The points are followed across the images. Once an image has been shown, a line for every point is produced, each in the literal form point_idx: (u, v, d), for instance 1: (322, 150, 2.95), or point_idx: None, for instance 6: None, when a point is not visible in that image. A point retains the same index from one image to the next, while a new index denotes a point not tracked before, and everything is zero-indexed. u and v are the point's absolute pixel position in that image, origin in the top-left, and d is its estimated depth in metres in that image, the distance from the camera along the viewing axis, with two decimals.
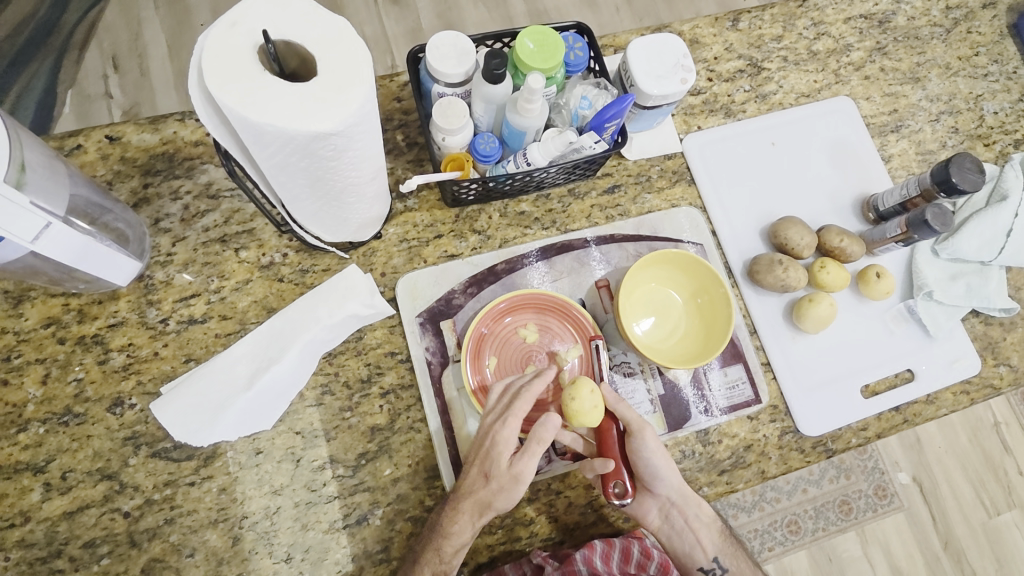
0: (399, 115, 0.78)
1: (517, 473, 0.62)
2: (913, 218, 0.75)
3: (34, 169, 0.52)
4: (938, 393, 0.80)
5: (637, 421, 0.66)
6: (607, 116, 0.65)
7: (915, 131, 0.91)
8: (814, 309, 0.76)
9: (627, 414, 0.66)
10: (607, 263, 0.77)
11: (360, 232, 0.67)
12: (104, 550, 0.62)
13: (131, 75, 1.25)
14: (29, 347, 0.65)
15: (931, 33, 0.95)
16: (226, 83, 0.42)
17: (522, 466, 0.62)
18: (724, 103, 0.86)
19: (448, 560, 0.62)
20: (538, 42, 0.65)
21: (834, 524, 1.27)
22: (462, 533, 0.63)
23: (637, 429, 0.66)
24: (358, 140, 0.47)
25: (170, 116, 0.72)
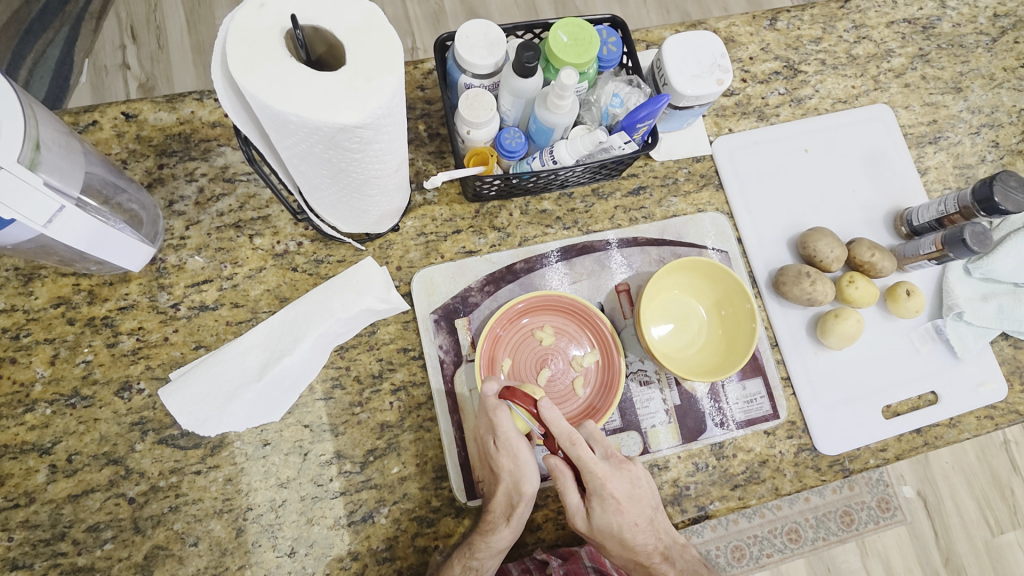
0: (422, 104, 0.76)
1: (517, 468, 0.61)
2: (949, 236, 0.73)
3: (49, 148, 0.50)
4: (961, 417, 0.78)
5: (566, 437, 0.60)
6: (639, 116, 0.63)
7: (954, 144, 0.88)
8: (840, 325, 0.73)
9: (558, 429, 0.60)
10: (628, 267, 0.75)
11: (379, 223, 0.65)
12: (108, 535, 0.61)
13: (148, 48, 1.23)
14: (38, 326, 0.64)
15: (976, 42, 0.91)
16: (251, 68, 0.40)
17: (515, 460, 0.61)
18: (757, 106, 0.83)
19: (483, 562, 0.61)
20: (572, 34, 0.62)
21: (834, 534, 1.25)
22: (505, 536, 0.61)
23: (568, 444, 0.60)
24: (384, 133, 0.45)
25: (188, 96, 0.70)
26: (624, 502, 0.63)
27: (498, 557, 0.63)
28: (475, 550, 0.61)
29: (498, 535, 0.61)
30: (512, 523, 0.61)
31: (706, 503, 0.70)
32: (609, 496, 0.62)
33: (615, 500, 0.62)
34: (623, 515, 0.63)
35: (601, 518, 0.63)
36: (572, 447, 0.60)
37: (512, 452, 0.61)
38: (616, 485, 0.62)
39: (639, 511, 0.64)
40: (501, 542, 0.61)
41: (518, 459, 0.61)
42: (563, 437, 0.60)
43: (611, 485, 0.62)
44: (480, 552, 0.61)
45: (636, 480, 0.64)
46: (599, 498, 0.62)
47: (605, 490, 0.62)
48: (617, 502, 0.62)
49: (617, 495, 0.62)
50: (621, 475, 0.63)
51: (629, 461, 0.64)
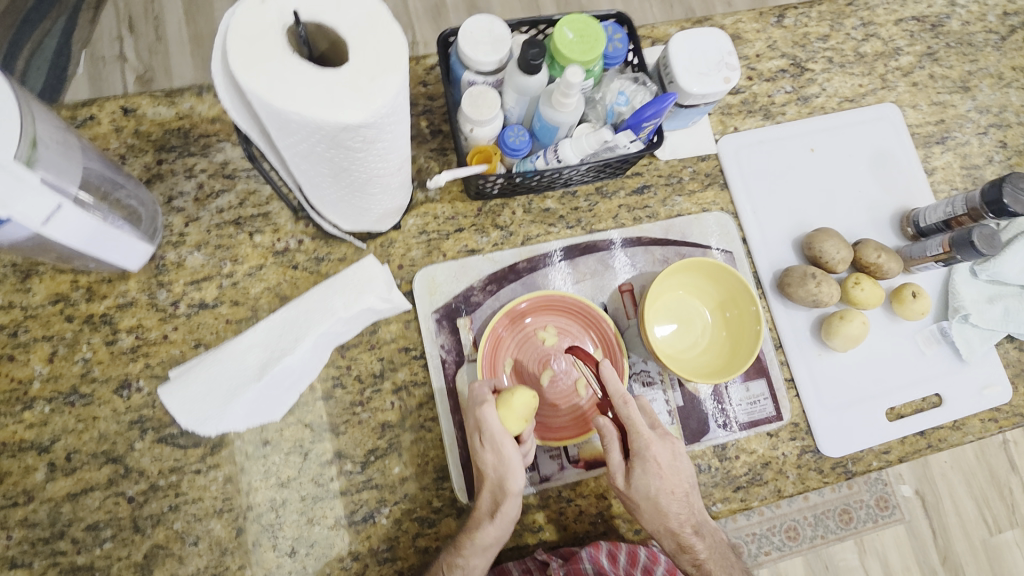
0: (425, 100, 0.75)
1: (501, 465, 0.60)
2: (958, 238, 0.72)
3: (46, 145, 0.49)
4: (965, 419, 0.77)
5: (620, 395, 0.63)
6: (645, 115, 0.62)
7: (961, 144, 0.87)
8: (846, 326, 0.73)
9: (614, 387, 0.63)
10: (632, 266, 0.75)
11: (381, 222, 0.65)
12: (107, 534, 0.61)
13: (147, 39, 1.22)
14: (37, 323, 0.63)
15: (985, 40, 0.90)
16: (253, 66, 0.40)
17: (498, 457, 0.60)
18: (763, 104, 0.82)
19: (469, 561, 0.60)
20: (577, 31, 0.61)
21: (833, 532, 1.24)
22: (489, 533, 0.60)
23: (620, 403, 0.63)
24: (388, 132, 0.45)
25: (187, 90, 0.69)
26: (665, 467, 0.63)
27: (485, 558, 0.61)
28: (462, 546, 0.61)
29: (482, 531, 0.61)
30: (497, 520, 0.60)
31: (708, 505, 0.70)
32: (651, 458, 0.62)
33: (658, 463, 0.62)
34: (663, 480, 0.63)
35: (642, 479, 0.62)
36: (624, 405, 0.62)
37: (497, 450, 0.60)
38: (659, 450, 0.63)
39: (677, 481, 0.64)
40: (485, 539, 0.60)
41: (501, 455, 0.60)
42: (618, 395, 0.62)
43: (655, 449, 0.63)
44: (465, 549, 0.61)
45: (678, 454, 0.64)
46: (641, 458, 0.62)
47: (649, 452, 0.62)
48: (659, 466, 0.63)
49: (658, 459, 0.63)
50: (664, 444, 0.64)
51: (672, 435, 0.66)
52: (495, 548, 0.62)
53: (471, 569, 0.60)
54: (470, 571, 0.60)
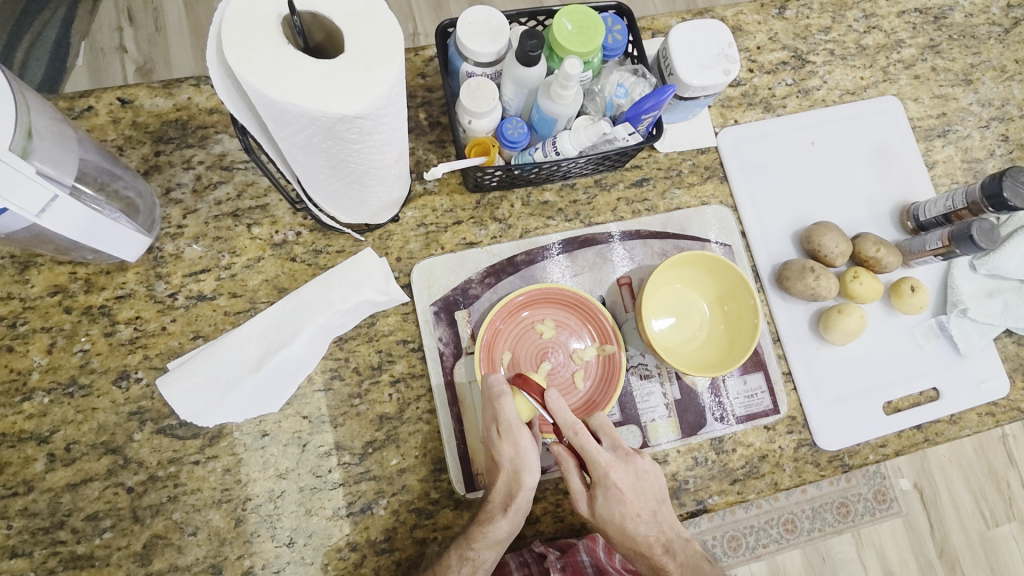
0: (423, 92, 0.75)
1: (518, 457, 0.61)
2: (957, 232, 0.72)
3: (42, 136, 0.49)
4: (963, 414, 0.77)
5: (569, 425, 0.60)
6: (644, 108, 0.61)
7: (962, 137, 0.87)
8: (843, 320, 0.73)
9: (561, 415, 0.60)
10: (630, 260, 0.74)
11: (379, 214, 0.64)
12: (107, 524, 0.61)
13: (146, 30, 1.21)
14: (35, 314, 0.63)
15: (988, 33, 0.89)
16: (248, 57, 0.39)
17: (515, 448, 0.61)
18: (764, 97, 0.82)
19: (479, 554, 0.61)
20: (576, 22, 0.61)
21: (830, 525, 1.25)
22: (501, 528, 0.61)
23: (570, 432, 0.61)
24: (384, 123, 0.44)
25: (185, 82, 0.69)
26: (627, 492, 0.62)
27: (495, 552, 0.62)
28: (473, 539, 0.61)
29: (495, 525, 0.61)
30: (511, 514, 0.61)
31: (705, 498, 0.70)
32: (612, 485, 0.62)
33: (619, 490, 0.62)
34: (625, 505, 0.62)
35: (603, 505, 0.63)
36: (574, 435, 0.61)
37: (516, 442, 0.61)
38: (619, 475, 0.62)
39: (642, 503, 0.63)
40: (498, 534, 0.61)
41: (519, 445, 0.61)
42: (567, 426, 0.60)
43: (616, 475, 0.62)
44: (476, 542, 0.61)
45: (642, 473, 0.63)
46: (602, 487, 0.62)
47: (609, 479, 0.62)
48: (621, 492, 0.62)
49: (620, 485, 0.62)
50: (626, 467, 0.63)
51: (637, 454, 0.64)
52: (506, 542, 0.62)
53: (481, 561, 0.61)
54: (480, 563, 0.61)
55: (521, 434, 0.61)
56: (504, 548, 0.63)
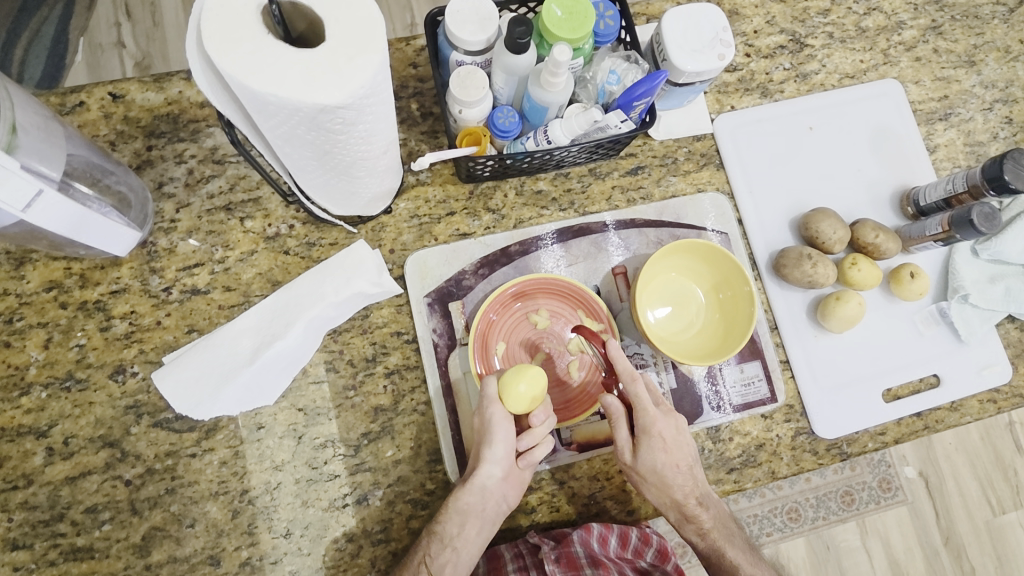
0: (414, 82, 0.74)
1: (483, 430, 0.62)
2: (957, 217, 0.71)
3: (27, 131, 0.49)
4: (963, 401, 0.77)
5: (629, 372, 0.64)
6: (636, 94, 0.60)
7: (965, 120, 0.85)
8: (841, 307, 0.72)
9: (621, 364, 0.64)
10: (625, 248, 0.74)
11: (371, 206, 0.64)
12: (106, 517, 0.62)
13: (143, 25, 1.20)
14: (31, 310, 0.64)
15: (992, 13, 0.87)
16: (226, 47, 0.39)
17: (482, 421, 0.62)
18: (761, 82, 0.81)
19: (445, 529, 0.62)
20: (566, 8, 0.60)
21: (834, 514, 1.24)
22: (462, 499, 0.62)
23: (629, 380, 0.64)
24: (368, 113, 0.44)
25: (175, 75, 0.69)
26: (670, 443, 0.65)
27: (462, 527, 0.62)
28: (442, 513, 0.63)
29: (456, 495, 0.63)
30: (468, 485, 0.62)
31: None
32: (657, 434, 0.64)
33: (663, 439, 0.64)
34: (668, 455, 0.64)
35: (649, 454, 0.64)
36: (632, 381, 0.64)
37: (484, 417, 0.62)
38: (663, 425, 0.65)
39: (681, 454, 0.65)
40: (460, 504, 0.62)
41: (484, 417, 0.62)
42: (625, 372, 0.64)
43: (660, 425, 0.64)
44: (443, 514, 0.63)
45: (680, 428, 0.66)
46: (647, 434, 0.64)
47: (654, 427, 0.64)
48: (664, 441, 0.64)
49: (663, 436, 0.64)
50: (668, 419, 0.65)
51: (676, 412, 0.67)
52: (474, 518, 0.63)
53: (449, 537, 0.62)
54: (448, 538, 0.62)
55: (495, 410, 0.61)
56: (474, 526, 0.63)
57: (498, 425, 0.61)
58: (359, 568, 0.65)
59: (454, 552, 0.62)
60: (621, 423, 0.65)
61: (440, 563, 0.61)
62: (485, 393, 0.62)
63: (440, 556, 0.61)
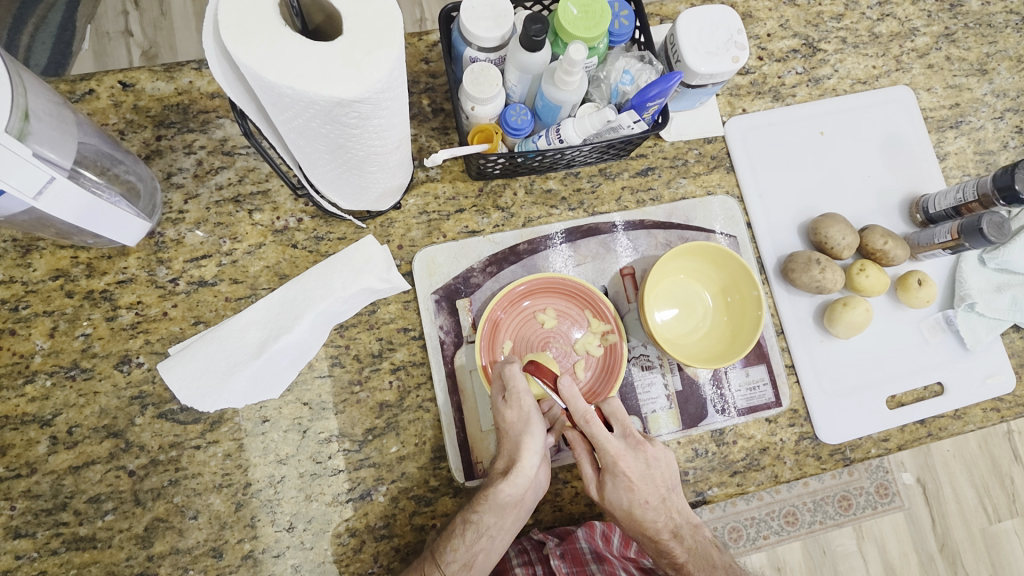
0: (426, 77, 0.74)
1: (521, 421, 0.60)
2: (967, 225, 0.71)
3: (41, 118, 0.49)
4: (967, 409, 0.77)
5: (582, 414, 0.58)
6: (650, 95, 0.60)
7: (976, 129, 0.85)
8: (848, 314, 0.72)
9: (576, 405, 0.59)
10: (634, 250, 0.74)
11: (381, 201, 0.64)
12: (109, 507, 0.62)
13: (150, 14, 1.19)
14: (37, 298, 0.64)
15: (1006, 22, 0.87)
16: (243, 37, 0.39)
17: (519, 413, 0.60)
18: (773, 86, 0.80)
19: (482, 518, 0.60)
20: (582, 7, 0.60)
21: (831, 518, 1.24)
22: (503, 492, 0.59)
23: (585, 421, 0.59)
24: (383, 108, 0.44)
25: (186, 65, 0.68)
26: (636, 480, 0.61)
27: (500, 517, 0.61)
28: (478, 504, 0.61)
29: (497, 489, 0.60)
30: (512, 478, 0.59)
31: (704, 489, 0.70)
32: (621, 474, 0.60)
33: (627, 478, 0.60)
34: (634, 492, 0.61)
35: (613, 491, 0.62)
36: (585, 424, 0.59)
37: (520, 409, 0.60)
38: (629, 463, 0.60)
39: (650, 489, 0.61)
40: (500, 498, 0.59)
41: (523, 409, 0.60)
42: (578, 416, 0.58)
43: (625, 464, 0.60)
44: (481, 506, 0.60)
45: (653, 460, 0.61)
46: (610, 474, 0.61)
47: (617, 467, 0.60)
48: (630, 480, 0.60)
49: (629, 474, 0.60)
50: (636, 456, 0.60)
51: (649, 441, 0.62)
52: (512, 509, 0.61)
53: (485, 527, 0.61)
54: (483, 528, 0.61)
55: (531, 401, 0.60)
56: (511, 516, 0.61)
57: (536, 414, 0.60)
58: (360, 564, 0.64)
59: (488, 540, 0.61)
60: (585, 456, 0.63)
61: (472, 551, 0.61)
62: (516, 387, 0.60)
63: (473, 543, 0.61)
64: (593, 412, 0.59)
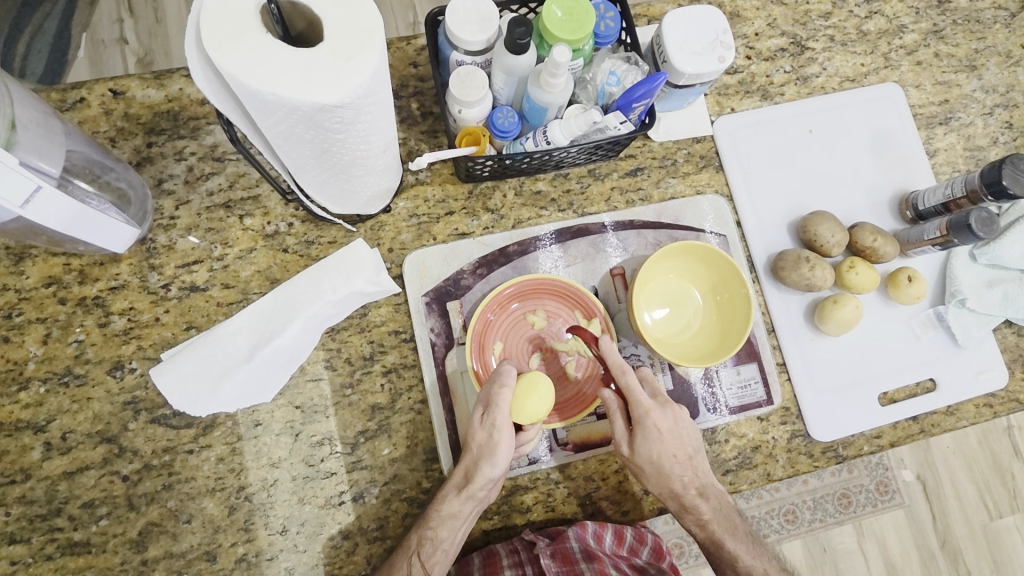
0: (415, 81, 0.74)
1: (487, 446, 0.60)
2: (956, 221, 0.71)
3: (27, 127, 0.50)
4: (960, 405, 0.77)
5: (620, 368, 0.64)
6: (636, 96, 0.60)
7: (966, 125, 0.85)
8: (838, 311, 0.72)
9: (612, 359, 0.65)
10: (624, 250, 0.74)
11: (370, 205, 0.64)
12: (103, 512, 0.62)
13: (146, 21, 1.20)
14: (30, 305, 0.64)
15: (994, 18, 0.87)
16: (224, 45, 0.39)
17: (489, 437, 0.60)
18: (761, 85, 0.81)
19: (437, 532, 0.62)
20: (566, 10, 0.60)
21: (831, 516, 1.23)
22: (454, 505, 0.62)
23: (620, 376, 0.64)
24: (367, 113, 0.44)
25: (176, 72, 0.69)
26: (665, 433, 0.64)
27: (453, 530, 0.62)
28: (432, 518, 0.62)
29: (448, 503, 0.62)
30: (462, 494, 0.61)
31: None
32: (651, 426, 0.64)
33: (657, 431, 0.64)
34: (663, 445, 0.64)
35: (643, 446, 0.64)
36: (623, 374, 0.64)
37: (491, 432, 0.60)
38: (659, 416, 0.64)
39: (679, 445, 0.65)
40: (450, 510, 0.61)
41: (493, 437, 0.60)
42: (615, 365, 0.64)
43: (655, 416, 0.64)
44: (434, 521, 0.62)
45: (680, 419, 0.66)
46: (641, 427, 0.64)
47: (649, 419, 0.64)
48: (659, 432, 0.64)
49: (658, 426, 0.64)
50: (664, 412, 0.65)
51: (676, 403, 0.67)
52: (464, 523, 0.62)
53: (440, 541, 0.62)
54: (439, 542, 0.62)
55: (506, 429, 0.60)
56: (464, 529, 0.63)
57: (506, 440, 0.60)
58: (354, 566, 0.65)
59: (444, 553, 0.62)
60: (618, 414, 0.66)
61: (430, 564, 0.61)
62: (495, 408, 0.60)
63: (431, 558, 0.61)
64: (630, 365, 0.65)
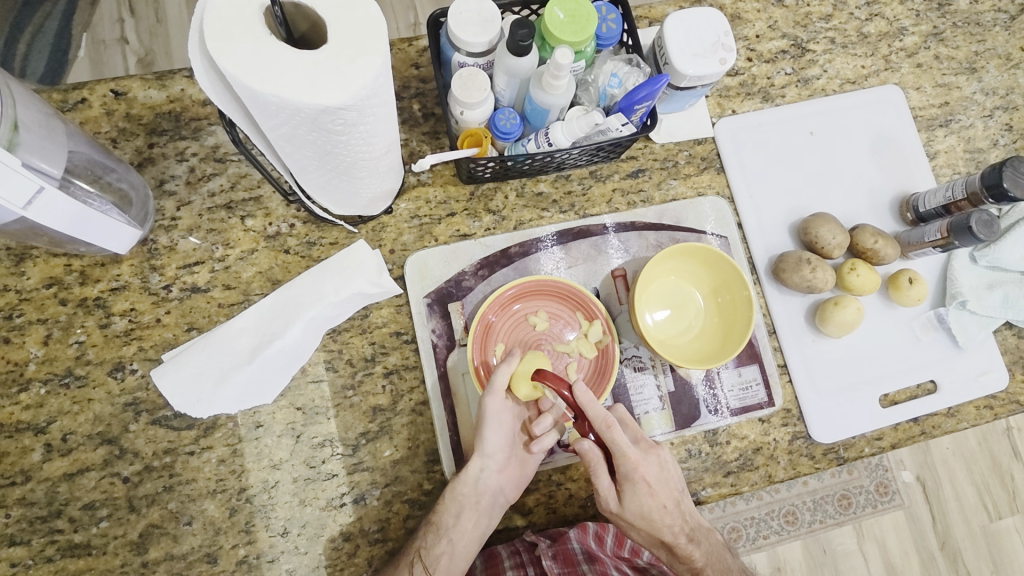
0: (416, 82, 0.74)
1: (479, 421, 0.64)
2: (957, 223, 0.71)
3: (29, 128, 0.49)
4: (961, 407, 0.77)
5: (603, 419, 0.61)
6: (637, 98, 0.60)
7: (966, 127, 0.85)
8: (839, 313, 0.72)
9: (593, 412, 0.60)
10: (625, 251, 0.74)
11: (371, 206, 0.64)
12: (103, 514, 0.62)
13: (147, 21, 1.20)
14: (31, 306, 0.64)
15: (994, 20, 0.87)
16: (227, 46, 0.39)
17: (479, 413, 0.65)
18: (762, 86, 0.81)
19: (441, 519, 0.63)
20: (569, 11, 0.60)
21: (830, 517, 1.24)
22: (457, 490, 0.63)
23: (604, 427, 0.61)
24: (369, 114, 0.44)
25: (178, 73, 0.69)
26: (655, 485, 0.63)
27: (458, 518, 0.64)
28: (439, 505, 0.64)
29: (453, 486, 0.64)
30: (463, 476, 0.63)
31: (698, 490, 0.70)
32: (640, 480, 0.62)
33: (646, 483, 0.63)
34: (653, 498, 0.63)
35: (632, 501, 0.63)
36: (607, 429, 0.61)
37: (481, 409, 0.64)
38: (648, 468, 0.63)
39: (667, 494, 0.64)
40: (456, 496, 0.63)
41: (480, 410, 0.64)
42: (599, 420, 0.60)
43: (643, 469, 0.63)
44: (439, 506, 0.63)
45: (664, 464, 0.64)
46: (629, 481, 0.63)
47: (637, 473, 0.62)
48: (648, 485, 0.63)
49: (647, 479, 0.63)
50: (650, 460, 0.63)
51: (658, 446, 0.65)
52: (469, 510, 0.64)
53: (445, 528, 0.63)
54: (443, 529, 0.63)
55: (495, 403, 0.63)
56: (470, 517, 0.64)
57: (494, 416, 0.63)
58: (355, 568, 0.65)
59: (449, 543, 0.64)
60: (602, 471, 0.63)
61: (435, 553, 0.63)
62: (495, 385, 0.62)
63: (435, 545, 0.63)
64: (613, 417, 0.61)
